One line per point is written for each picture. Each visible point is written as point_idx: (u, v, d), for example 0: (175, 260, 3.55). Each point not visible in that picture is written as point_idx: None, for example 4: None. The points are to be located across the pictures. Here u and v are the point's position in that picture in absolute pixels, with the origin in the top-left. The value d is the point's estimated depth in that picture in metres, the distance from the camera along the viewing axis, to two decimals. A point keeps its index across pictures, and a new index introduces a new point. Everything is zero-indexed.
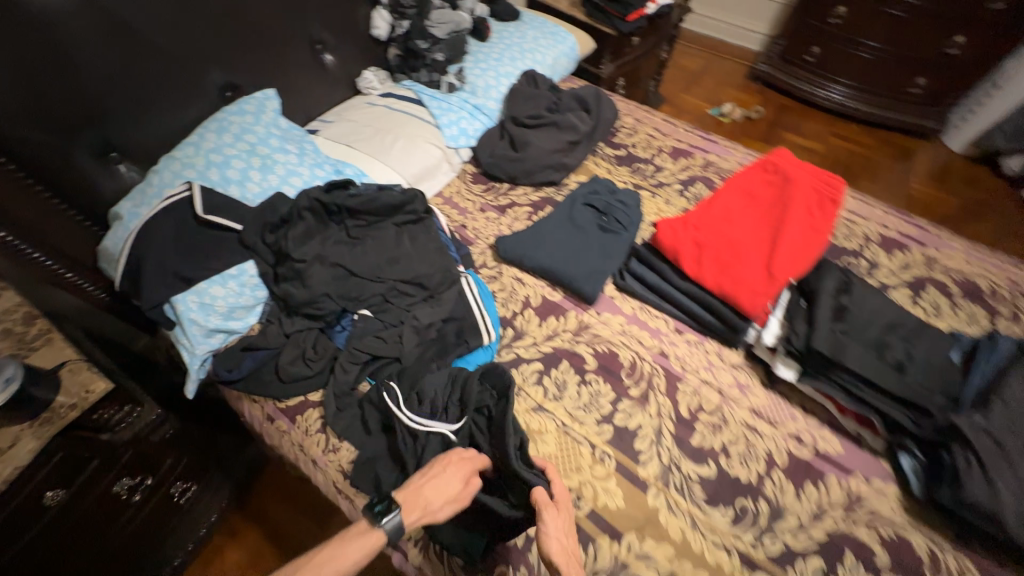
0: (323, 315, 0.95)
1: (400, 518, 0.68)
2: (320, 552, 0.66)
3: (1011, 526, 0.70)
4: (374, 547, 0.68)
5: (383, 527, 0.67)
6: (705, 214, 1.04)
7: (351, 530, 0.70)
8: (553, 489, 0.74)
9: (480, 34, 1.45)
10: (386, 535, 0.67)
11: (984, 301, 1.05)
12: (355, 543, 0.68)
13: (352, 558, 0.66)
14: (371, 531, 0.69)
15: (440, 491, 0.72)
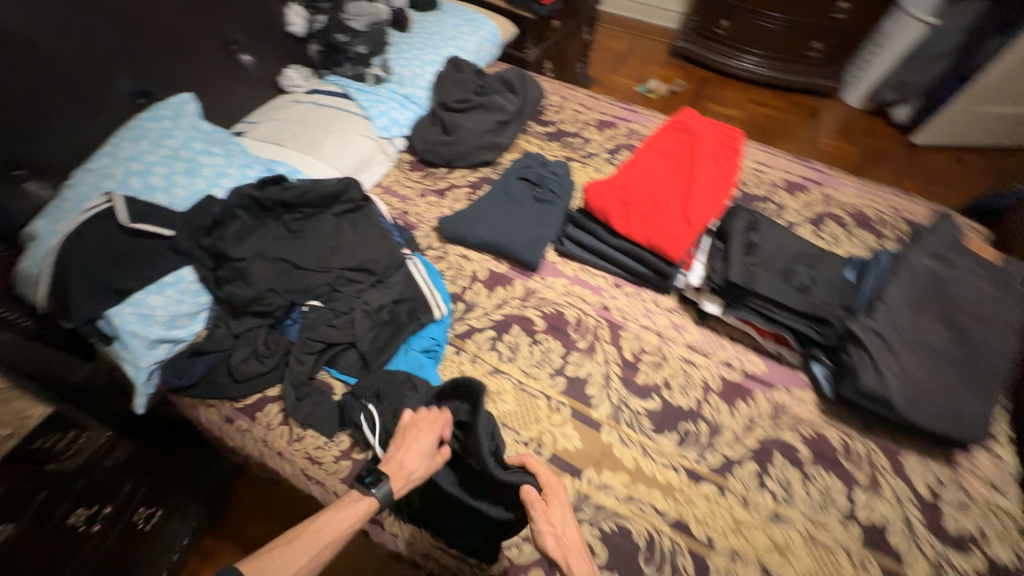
0: (271, 310, 0.95)
1: (389, 487, 0.74)
2: (314, 522, 0.70)
3: (898, 405, 0.82)
4: (366, 514, 0.72)
5: (374, 495, 0.73)
6: (627, 175, 1.12)
7: (345, 498, 0.74)
8: (540, 480, 0.78)
9: (400, 25, 1.49)
10: (378, 502, 0.73)
11: (873, 227, 1.20)
12: (347, 512, 0.72)
13: (344, 525, 0.70)
14: (363, 499, 0.73)
15: (421, 455, 0.79)
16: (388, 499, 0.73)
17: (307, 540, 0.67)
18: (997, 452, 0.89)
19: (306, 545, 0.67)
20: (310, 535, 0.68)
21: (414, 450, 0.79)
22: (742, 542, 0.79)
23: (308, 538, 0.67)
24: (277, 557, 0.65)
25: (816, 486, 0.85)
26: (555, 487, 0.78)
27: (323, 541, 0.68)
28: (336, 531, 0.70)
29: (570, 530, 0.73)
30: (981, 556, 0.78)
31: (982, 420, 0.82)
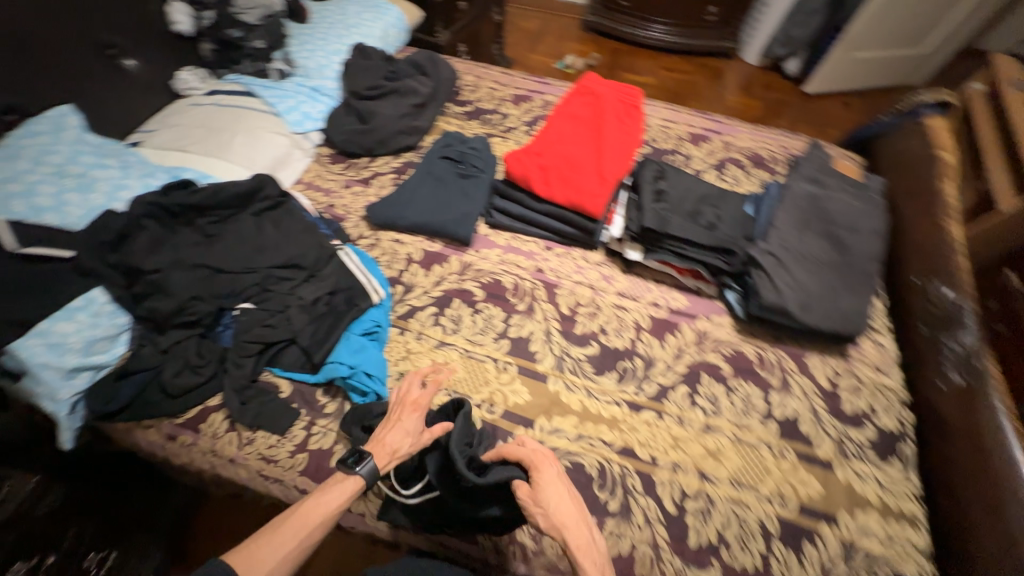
0: (199, 319, 0.92)
1: (373, 463, 0.76)
2: (302, 505, 0.71)
3: (794, 312, 0.95)
4: (353, 492, 0.74)
5: (359, 473, 0.74)
6: (542, 143, 1.17)
7: (329, 480, 0.75)
8: (527, 458, 0.76)
9: (298, 16, 1.45)
10: (364, 479, 0.75)
11: (767, 165, 1.34)
12: (334, 493, 0.73)
13: (333, 503, 0.72)
14: (349, 477, 0.75)
15: (406, 433, 0.80)
16: (373, 475, 0.75)
17: (297, 522, 0.68)
18: (879, 340, 1.04)
19: (297, 527, 0.68)
20: (300, 517, 0.69)
21: (398, 431, 0.80)
22: (681, 455, 0.88)
23: (297, 520, 0.69)
24: (267, 541, 0.66)
25: (739, 396, 0.95)
26: (545, 462, 0.77)
27: (313, 522, 0.69)
28: (325, 511, 0.71)
29: (565, 509, 0.71)
30: (872, 427, 0.93)
31: (862, 314, 0.96)
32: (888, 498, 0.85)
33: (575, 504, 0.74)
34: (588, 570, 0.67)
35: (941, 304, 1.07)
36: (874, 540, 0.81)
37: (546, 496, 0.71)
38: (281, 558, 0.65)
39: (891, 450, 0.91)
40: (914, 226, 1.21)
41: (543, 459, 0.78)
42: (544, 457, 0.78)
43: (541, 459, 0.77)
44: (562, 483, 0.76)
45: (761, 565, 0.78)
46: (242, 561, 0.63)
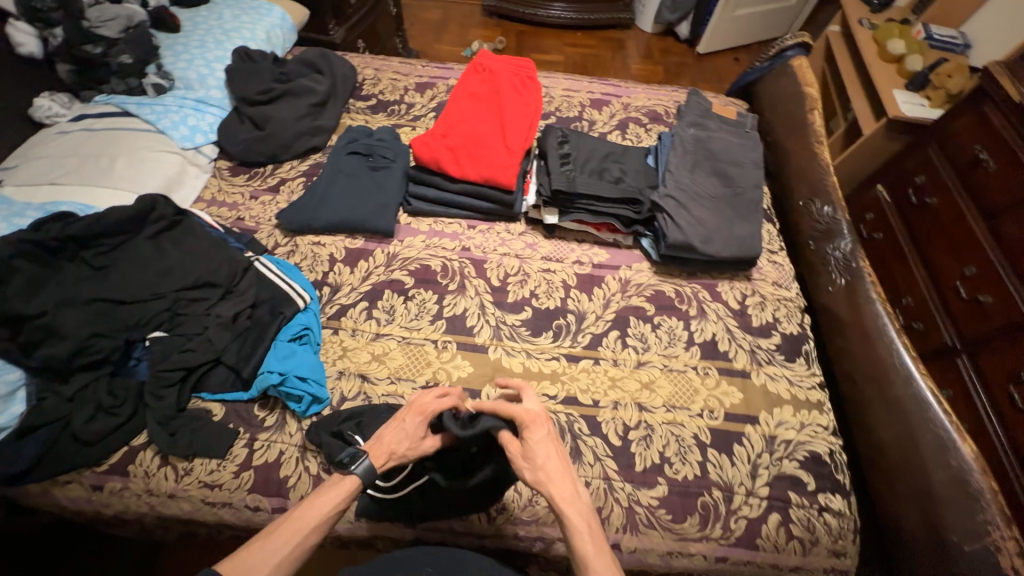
0: (104, 357, 0.86)
1: (369, 462, 0.72)
2: (298, 509, 0.67)
3: (697, 246, 1.04)
4: (351, 493, 0.70)
5: (355, 473, 0.70)
6: (447, 124, 1.19)
7: (326, 482, 0.71)
8: (518, 415, 0.74)
9: (170, 26, 1.34)
10: (360, 479, 0.71)
11: (663, 120, 1.43)
12: (331, 493, 0.70)
13: (330, 504, 0.68)
14: (347, 477, 0.71)
15: (406, 436, 0.76)
16: (370, 474, 0.71)
17: (292, 526, 0.65)
18: (776, 260, 1.17)
19: (291, 532, 0.64)
20: (294, 522, 0.65)
21: (397, 432, 0.76)
22: (620, 393, 0.95)
23: (292, 525, 0.65)
24: (260, 548, 0.62)
25: (664, 330, 1.04)
26: (536, 420, 0.74)
27: (310, 525, 0.66)
28: (323, 513, 0.67)
29: (551, 461, 0.70)
30: (778, 335, 1.04)
31: (755, 238, 1.07)
32: (798, 392, 0.97)
33: (566, 458, 0.73)
34: (575, 521, 0.66)
35: (822, 219, 1.22)
36: (790, 430, 0.92)
37: (534, 450, 0.70)
38: (275, 565, 0.62)
39: (796, 351, 1.03)
40: (794, 156, 1.35)
41: (537, 419, 0.74)
42: (538, 417, 0.75)
43: (534, 416, 0.74)
44: (554, 440, 0.73)
45: (700, 472, 0.87)
46: (232, 569, 0.60)
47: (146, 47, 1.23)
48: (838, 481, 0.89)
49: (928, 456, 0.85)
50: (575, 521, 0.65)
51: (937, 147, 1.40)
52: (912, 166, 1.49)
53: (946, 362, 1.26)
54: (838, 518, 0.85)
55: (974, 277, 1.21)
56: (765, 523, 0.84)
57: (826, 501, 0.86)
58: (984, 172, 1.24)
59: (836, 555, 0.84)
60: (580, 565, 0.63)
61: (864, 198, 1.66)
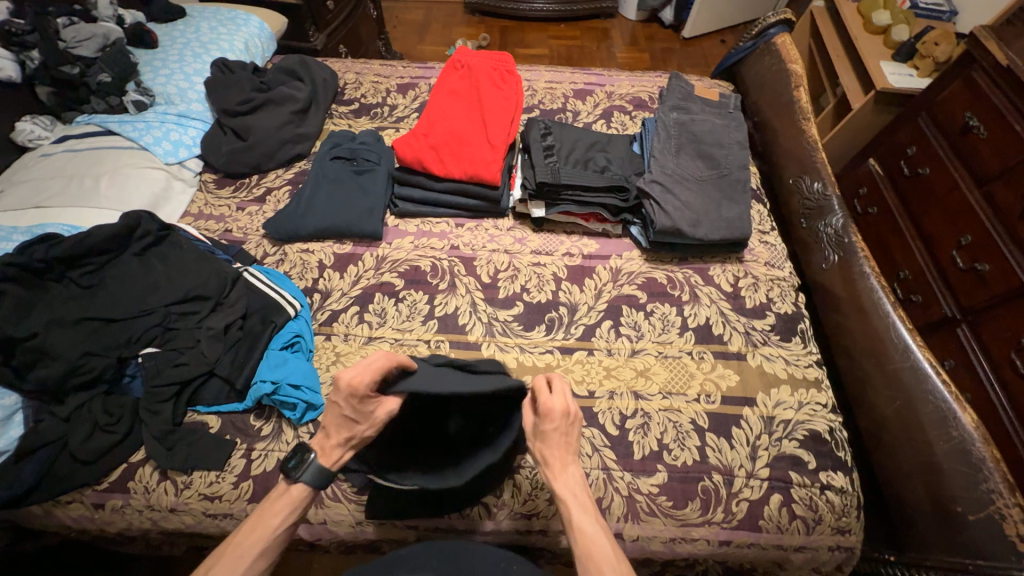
0: (98, 375, 0.86)
1: (316, 465, 0.69)
2: (238, 534, 0.64)
3: (686, 230, 1.03)
4: (301, 500, 0.69)
5: (301, 479, 0.68)
6: (429, 123, 1.18)
7: (268, 499, 0.68)
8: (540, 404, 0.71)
9: (147, 42, 1.34)
10: (308, 484, 0.68)
11: (648, 106, 1.42)
12: (276, 509, 0.68)
13: (275, 523, 0.66)
14: (292, 487, 0.69)
15: (351, 421, 0.66)
16: (319, 477, 0.68)
17: (233, 555, 0.62)
18: (768, 240, 1.16)
19: (233, 561, 0.62)
20: (236, 551, 0.62)
21: (336, 420, 0.67)
22: (615, 382, 0.94)
23: (232, 555, 0.62)
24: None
25: (657, 317, 1.03)
26: (552, 416, 0.70)
27: (254, 550, 0.63)
28: (269, 532, 0.65)
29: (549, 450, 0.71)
30: (773, 315, 1.04)
31: (744, 219, 1.06)
32: (795, 371, 0.96)
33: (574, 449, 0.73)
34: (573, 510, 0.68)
35: (813, 195, 1.21)
36: (788, 409, 0.92)
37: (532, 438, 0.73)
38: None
39: (791, 330, 1.02)
40: (782, 134, 1.34)
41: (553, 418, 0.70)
42: (557, 412, 0.70)
43: (551, 411, 0.70)
44: (565, 432, 0.71)
45: (699, 457, 0.86)
46: None
47: (123, 64, 1.23)
48: (839, 458, 0.88)
49: (930, 429, 0.84)
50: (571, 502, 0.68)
51: (928, 117, 1.38)
52: (903, 137, 1.46)
53: (946, 333, 1.25)
54: (841, 496, 0.85)
55: (971, 246, 1.20)
56: (767, 505, 0.83)
57: (828, 479, 0.86)
58: (976, 139, 1.22)
59: (840, 532, 0.83)
60: (575, 539, 0.65)
61: (856, 174, 1.63)
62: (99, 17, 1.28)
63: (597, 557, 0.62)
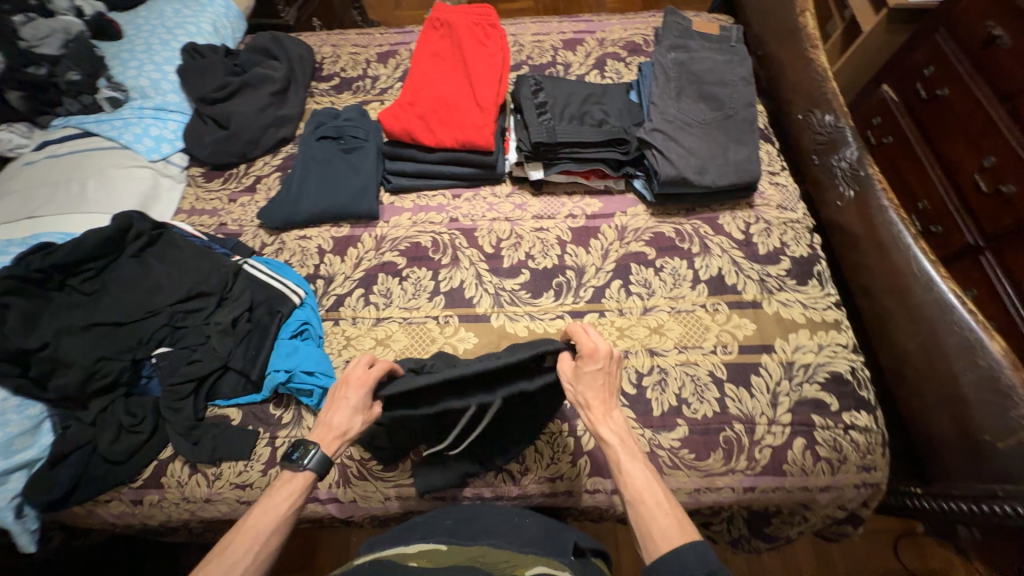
0: (115, 379, 0.87)
1: (321, 453, 0.68)
2: (250, 516, 0.63)
3: (692, 177, 0.98)
4: (306, 486, 0.68)
5: (308, 467, 0.68)
6: (413, 91, 1.13)
7: (275, 483, 0.68)
8: (580, 347, 0.70)
9: (112, 34, 1.27)
10: (314, 471, 0.68)
11: (644, 51, 1.33)
12: (284, 494, 0.67)
13: (286, 504, 0.66)
14: (298, 473, 0.68)
15: (353, 410, 0.71)
16: (324, 465, 0.68)
17: (247, 533, 0.62)
18: (778, 181, 1.11)
19: (249, 543, 0.61)
20: (250, 532, 0.62)
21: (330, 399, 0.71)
22: (629, 341, 0.93)
23: (246, 536, 0.61)
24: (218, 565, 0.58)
25: (668, 272, 1.00)
26: (595, 356, 0.68)
27: (267, 528, 0.63)
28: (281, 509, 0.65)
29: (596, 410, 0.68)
30: (787, 259, 1.00)
31: (752, 161, 1.01)
32: (813, 315, 0.94)
33: (614, 392, 0.70)
34: (631, 469, 0.63)
35: (825, 129, 1.14)
36: (808, 353, 0.90)
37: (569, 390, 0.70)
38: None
39: (807, 274, 0.98)
40: (788, 66, 1.25)
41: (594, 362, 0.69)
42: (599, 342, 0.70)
43: (595, 351, 0.69)
44: (605, 375, 0.69)
45: (719, 408, 0.86)
46: None
47: (90, 59, 1.18)
48: (863, 397, 0.87)
49: (956, 360, 0.82)
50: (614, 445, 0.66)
51: (947, 32, 1.29)
52: (919, 57, 1.37)
53: (968, 263, 1.21)
54: (865, 434, 0.84)
55: (994, 167, 1.14)
56: (790, 449, 0.83)
57: (852, 419, 0.85)
58: (1000, 50, 1.14)
59: (865, 470, 0.83)
60: (625, 486, 0.62)
61: (869, 103, 1.54)
62: (57, 10, 1.21)
63: (651, 508, 0.60)
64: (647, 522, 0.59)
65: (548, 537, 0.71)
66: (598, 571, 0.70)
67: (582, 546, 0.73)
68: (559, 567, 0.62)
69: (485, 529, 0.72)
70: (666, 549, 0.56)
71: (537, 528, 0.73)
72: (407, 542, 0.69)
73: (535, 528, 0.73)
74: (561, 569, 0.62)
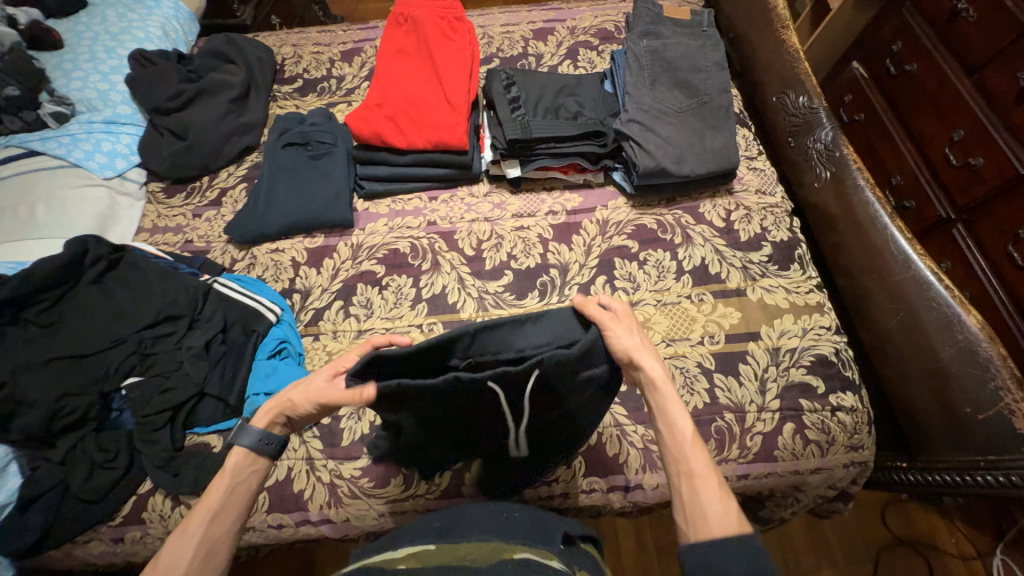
0: (83, 415, 0.82)
1: (252, 429, 0.67)
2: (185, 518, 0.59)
3: (671, 168, 0.97)
4: (238, 466, 0.65)
5: (236, 442, 0.66)
6: (380, 91, 1.09)
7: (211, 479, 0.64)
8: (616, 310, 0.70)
9: (51, 42, 1.19)
10: (244, 445, 0.66)
11: (616, 38, 1.30)
12: (219, 484, 0.63)
13: (221, 492, 0.62)
14: (229, 459, 0.65)
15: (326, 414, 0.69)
16: (258, 440, 0.67)
17: (181, 535, 0.58)
18: (756, 166, 1.10)
19: (184, 542, 0.57)
20: (183, 531, 0.58)
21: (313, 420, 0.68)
22: None
23: (180, 538, 0.57)
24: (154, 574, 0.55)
25: (652, 265, 0.99)
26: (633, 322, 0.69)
27: (205, 519, 0.59)
28: (219, 497, 0.62)
29: (657, 369, 0.63)
30: (768, 244, 1.00)
31: (729, 148, 1.00)
32: (796, 299, 0.94)
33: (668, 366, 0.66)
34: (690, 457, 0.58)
35: (799, 111, 1.14)
36: (793, 338, 0.91)
37: (613, 345, 0.65)
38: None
39: (789, 258, 0.99)
40: (760, 47, 1.24)
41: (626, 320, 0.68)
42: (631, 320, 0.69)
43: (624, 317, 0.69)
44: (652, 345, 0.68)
45: (709, 399, 0.86)
46: None
47: (29, 72, 1.10)
48: (848, 378, 0.88)
49: (935, 336, 0.84)
50: (671, 410, 0.61)
51: (912, 7, 1.30)
52: (887, 34, 1.39)
53: (942, 236, 1.23)
54: (852, 414, 0.85)
55: (963, 141, 1.15)
56: (781, 435, 0.84)
57: (838, 401, 0.86)
58: (965, 24, 1.15)
59: (853, 449, 0.85)
60: (680, 468, 0.58)
61: (840, 80, 1.55)
62: None
63: (709, 500, 0.55)
64: (699, 501, 0.55)
65: (538, 527, 0.70)
66: (586, 559, 0.70)
67: (571, 534, 0.72)
68: (549, 557, 0.63)
69: (474, 526, 0.71)
70: (720, 533, 0.52)
71: (524, 522, 0.72)
72: (395, 547, 0.68)
73: (523, 521, 0.72)
74: (551, 558, 0.63)
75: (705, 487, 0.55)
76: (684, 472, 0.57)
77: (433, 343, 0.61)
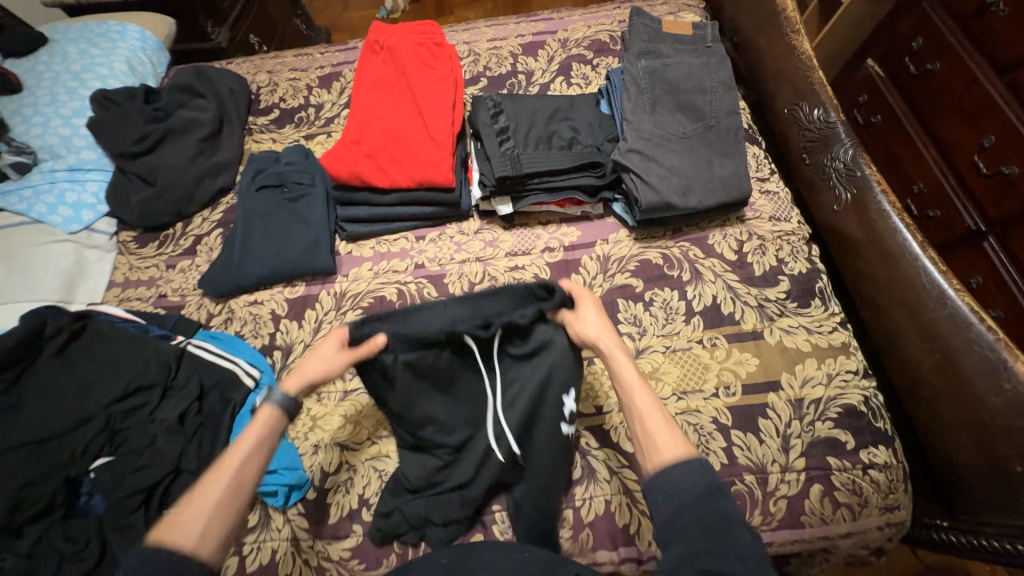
0: (48, 502, 0.76)
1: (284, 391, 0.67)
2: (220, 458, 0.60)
3: (676, 201, 0.89)
4: (273, 419, 0.65)
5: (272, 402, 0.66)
6: (358, 126, 1.01)
7: (246, 426, 0.63)
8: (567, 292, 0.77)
9: (9, 86, 1.12)
10: (279, 406, 0.66)
11: (611, 49, 1.21)
12: (251, 433, 0.63)
13: (252, 440, 0.62)
14: (260, 414, 0.65)
15: None
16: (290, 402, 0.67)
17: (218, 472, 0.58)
18: (769, 189, 1.01)
19: (218, 479, 0.58)
20: (219, 468, 0.59)
21: None
22: None
23: (214, 477, 0.58)
24: (187, 506, 0.56)
25: (659, 306, 0.91)
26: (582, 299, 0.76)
27: (237, 462, 0.59)
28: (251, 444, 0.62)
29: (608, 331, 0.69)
30: (785, 279, 0.92)
31: (740, 175, 0.92)
32: (819, 340, 0.86)
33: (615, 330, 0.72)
34: (637, 402, 0.61)
35: (814, 125, 1.05)
36: (817, 386, 0.83)
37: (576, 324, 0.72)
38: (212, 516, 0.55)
39: (808, 294, 0.90)
40: (767, 53, 1.15)
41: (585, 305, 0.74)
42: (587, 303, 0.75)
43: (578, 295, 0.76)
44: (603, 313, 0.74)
45: (727, 459, 0.78)
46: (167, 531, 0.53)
47: None
48: (880, 430, 0.80)
49: (978, 381, 0.75)
50: (620, 363, 0.65)
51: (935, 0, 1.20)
52: (906, 28, 1.28)
53: (971, 249, 1.13)
54: (886, 471, 0.77)
55: (994, 147, 1.05)
56: (807, 498, 0.76)
57: (870, 457, 0.78)
58: (994, 19, 1.05)
59: (888, 510, 0.77)
60: (627, 407, 0.62)
61: (854, 81, 1.44)
62: None
63: (655, 430, 0.58)
64: (650, 435, 0.58)
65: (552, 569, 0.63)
66: None
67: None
68: None
69: None
70: (668, 457, 0.55)
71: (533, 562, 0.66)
72: None
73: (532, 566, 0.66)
74: None
75: (653, 421, 0.59)
76: (635, 414, 0.60)
77: (418, 309, 0.75)
